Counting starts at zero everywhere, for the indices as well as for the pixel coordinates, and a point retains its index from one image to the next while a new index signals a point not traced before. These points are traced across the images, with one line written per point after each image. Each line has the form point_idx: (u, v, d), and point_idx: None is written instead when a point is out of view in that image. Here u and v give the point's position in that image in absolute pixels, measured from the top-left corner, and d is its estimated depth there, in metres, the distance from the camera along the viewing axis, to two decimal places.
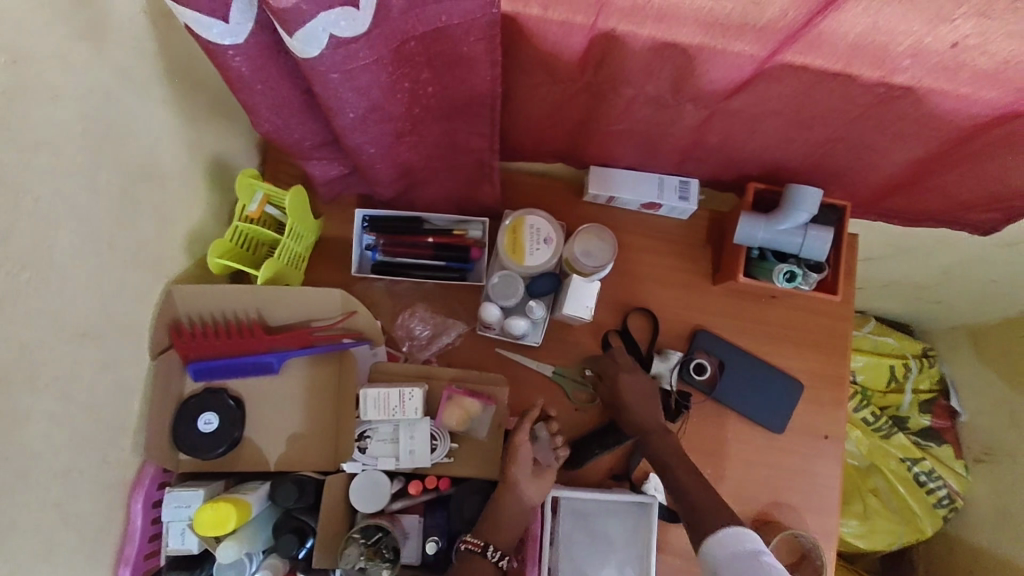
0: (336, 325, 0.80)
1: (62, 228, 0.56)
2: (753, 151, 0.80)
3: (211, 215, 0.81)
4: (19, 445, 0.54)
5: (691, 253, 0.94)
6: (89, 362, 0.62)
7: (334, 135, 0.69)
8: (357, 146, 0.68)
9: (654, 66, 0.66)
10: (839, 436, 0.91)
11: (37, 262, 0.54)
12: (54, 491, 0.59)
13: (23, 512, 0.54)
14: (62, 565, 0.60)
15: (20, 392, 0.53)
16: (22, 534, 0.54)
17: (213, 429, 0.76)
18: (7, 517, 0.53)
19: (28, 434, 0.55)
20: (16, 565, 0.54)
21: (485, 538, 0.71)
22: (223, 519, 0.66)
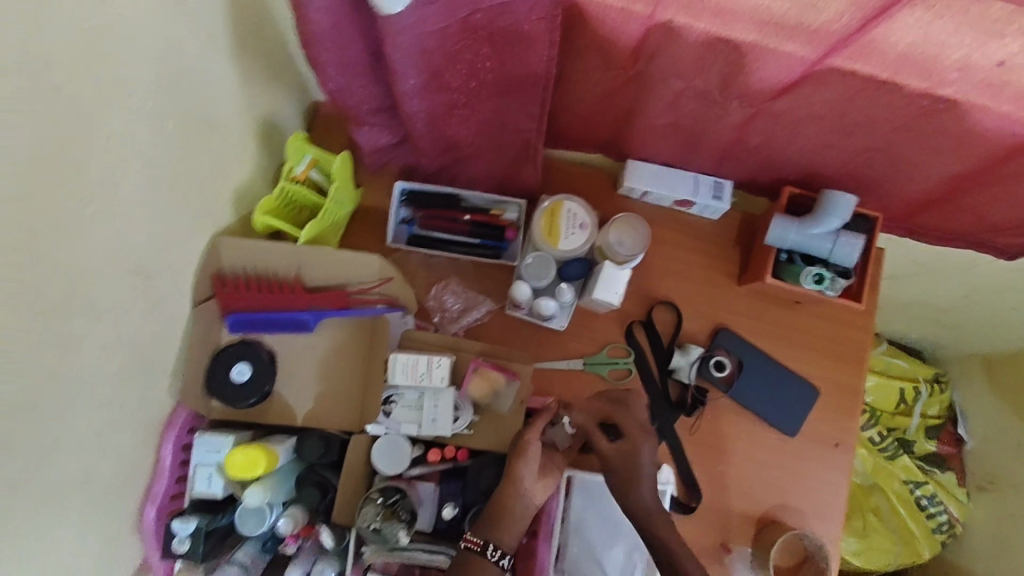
0: (372, 289, 0.81)
1: (132, 167, 0.59)
2: (791, 155, 0.82)
3: (259, 173, 0.83)
4: (74, 369, 0.56)
5: (718, 252, 0.96)
6: (137, 302, 0.64)
7: (392, 101, 0.72)
8: (414, 112, 0.70)
9: (705, 60, 0.67)
10: (851, 445, 0.92)
11: (109, 199, 0.57)
12: (93, 421, 0.61)
13: (67, 435, 0.57)
14: (92, 494, 0.62)
15: (82, 320, 0.56)
16: (61, 458, 0.56)
17: (246, 379, 0.77)
18: (52, 439, 0.55)
19: (82, 361, 0.57)
20: (52, 487, 0.56)
21: (486, 536, 0.67)
22: (252, 464, 0.67)
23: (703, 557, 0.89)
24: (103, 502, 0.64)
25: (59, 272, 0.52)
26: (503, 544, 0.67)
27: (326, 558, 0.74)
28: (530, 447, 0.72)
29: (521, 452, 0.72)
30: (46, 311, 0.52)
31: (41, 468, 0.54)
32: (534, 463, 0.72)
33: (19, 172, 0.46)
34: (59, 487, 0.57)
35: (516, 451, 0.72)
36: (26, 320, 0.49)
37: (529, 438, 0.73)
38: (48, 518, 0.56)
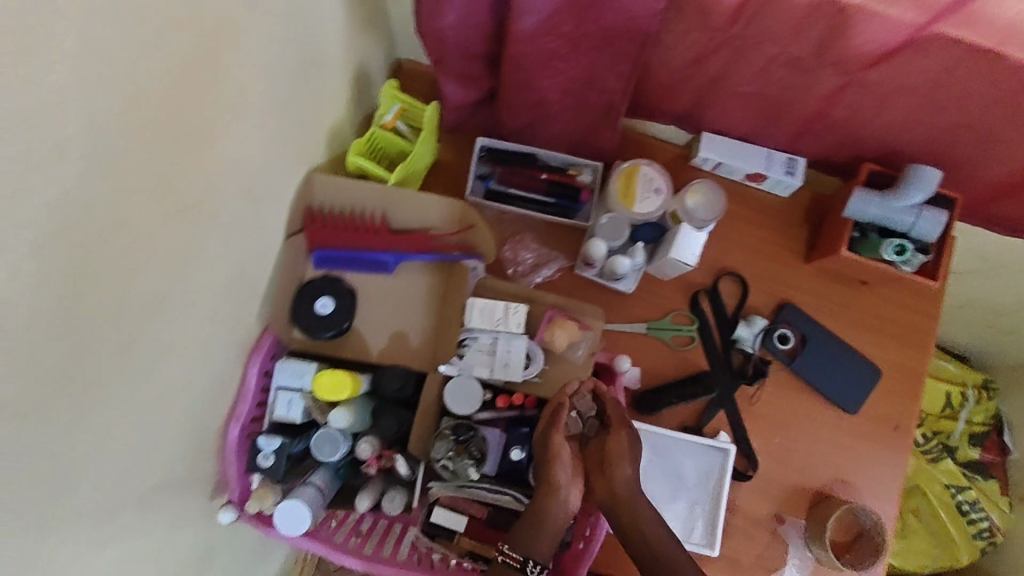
0: (452, 235, 0.83)
1: (254, 92, 0.61)
2: (875, 131, 0.82)
3: (348, 118, 0.85)
4: (187, 281, 0.59)
5: (787, 229, 0.96)
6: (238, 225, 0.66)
7: (500, 43, 0.74)
8: (518, 55, 0.72)
9: (803, 26, 0.68)
10: (910, 429, 0.92)
11: (233, 120, 0.59)
12: (193, 334, 0.63)
13: (173, 344, 0.59)
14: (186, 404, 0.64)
15: (197, 234, 0.58)
16: (165, 361, 0.59)
17: (328, 312, 0.80)
18: (160, 342, 0.57)
19: (193, 273, 0.59)
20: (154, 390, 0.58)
21: (521, 551, 0.66)
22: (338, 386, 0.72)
23: (758, 526, 0.90)
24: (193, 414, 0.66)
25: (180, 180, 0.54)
26: (537, 558, 0.66)
27: (395, 488, 0.78)
28: (561, 457, 0.72)
29: (552, 463, 0.71)
30: (173, 218, 0.54)
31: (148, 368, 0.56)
32: (565, 471, 0.71)
33: (164, 79, 0.48)
34: (161, 391, 0.60)
35: (547, 462, 0.71)
36: (154, 224, 0.52)
37: (556, 446, 0.72)
38: (149, 419, 0.58)
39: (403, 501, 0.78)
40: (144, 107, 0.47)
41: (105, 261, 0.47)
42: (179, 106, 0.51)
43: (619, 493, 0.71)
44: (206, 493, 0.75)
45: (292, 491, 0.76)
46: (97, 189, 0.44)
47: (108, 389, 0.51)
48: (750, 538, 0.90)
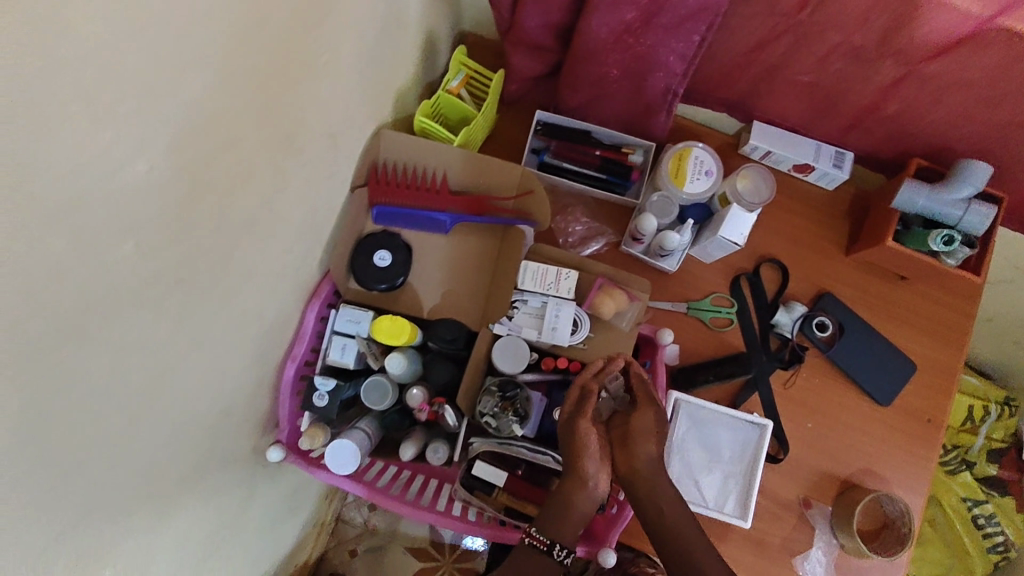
0: (509, 200, 0.86)
1: (346, 41, 0.62)
2: (928, 127, 0.83)
3: (413, 83, 0.88)
4: (267, 218, 0.60)
5: (830, 221, 0.98)
6: (317, 173, 0.68)
7: (579, 13, 0.75)
8: (596, 25, 0.73)
9: (871, 14, 0.68)
10: (942, 424, 0.93)
11: (327, 66, 0.61)
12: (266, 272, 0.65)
13: (249, 278, 0.61)
14: (248, 339, 0.66)
15: (282, 175, 0.60)
16: (241, 292, 0.61)
17: (385, 265, 0.83)
18: (241, 271, 0.60)
19: (275, 212, 0.61)
20: (227, 318, 0.60)
21: (549, 535, 0.70)
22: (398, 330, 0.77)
23: (784, 509, 0.92)
24: (253, 351, 0.69)
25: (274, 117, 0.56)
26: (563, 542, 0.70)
27: (438, 440, 0.81)
28: (590, 445, 0.73)
29: (582, 451, 0.72)
30: (266, 152, 0.56)
31: (227, 293, 0.58)
32: (594, 458, 0.73)
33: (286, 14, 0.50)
34: (234, 323, 0.62)
35: (577, 450, 0.72)
36: (252, 154, 0.54)
37: (585, 433, 0.73)
38: (219, 346, 0.61)
39: (446, 453, 0.80)
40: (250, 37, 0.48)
41: (211, 183, 0.49)
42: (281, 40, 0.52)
43: (641, 469, 0.74)
44: (256, 429, 0.77)
45: (341, 433, 0.79)
46: (208, 109, 0.46)
47: (195, 309, 0.54)
48: (777, 520, 0.91)
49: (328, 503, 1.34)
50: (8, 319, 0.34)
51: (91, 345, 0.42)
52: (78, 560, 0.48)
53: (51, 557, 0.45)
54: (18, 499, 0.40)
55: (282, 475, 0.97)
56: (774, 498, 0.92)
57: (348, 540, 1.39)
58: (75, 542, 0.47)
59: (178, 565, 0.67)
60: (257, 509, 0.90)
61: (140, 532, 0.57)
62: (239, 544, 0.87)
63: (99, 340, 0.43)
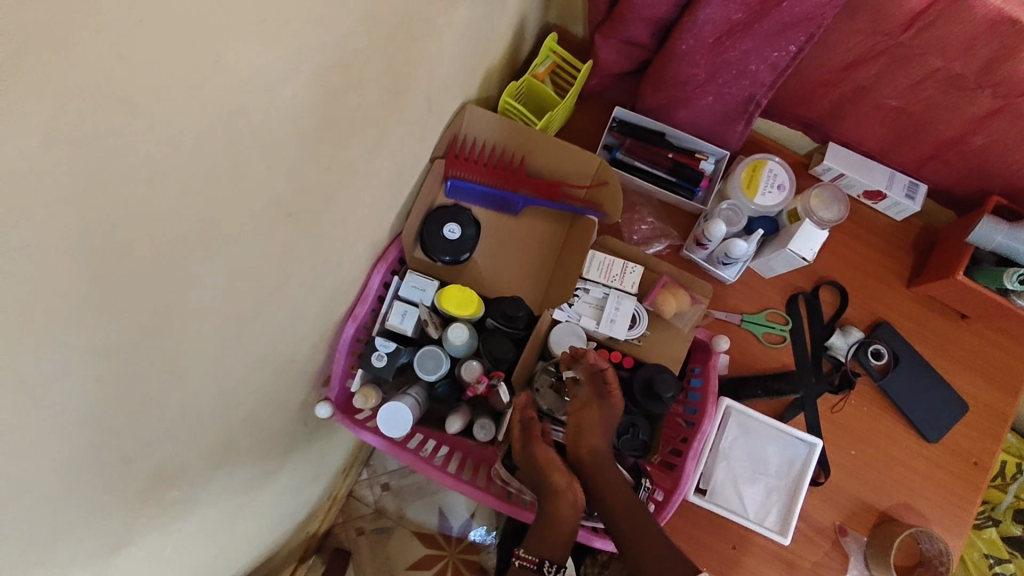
0: (580, 190, 0.87)
1: (458, 7, 0.63)
2: (1013, 165, 0.82)
3: (501, 65, 0.89)
4: (360, 170, 0.61)
5: (895, 251, 0.97)
6: (408, 135, 0.69)
7: (684, 9, 0.75)
8: (702, 20, 0.73)
9: (977, 41, 0.67)
10: (988, 468, 0.92)
11: (438, 30, 0.61)
12: (350, 226, 0.66)
13: (335, 228, 0.62)
14: (322, 289, 0.67)
15: (381, 130, 0.61)
16: (328, 239, 0.62)
17: (454, 238, 0.84)
18: (331, 219, 0.60)
19: (369, 166, 0.62)
20: (311, 263, 0.61)
21: (540, 553, 0.64)
22: (466, 301, 0.79)
23: (818, 533, 0.90)
24: (323, 303, 0.69)
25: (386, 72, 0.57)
26: (553, 558, 0.64)
27: (485, 417, 0.81)
28: (553, 459, 0.71)
29: (548, 466, 0.71)
30: (373, 104, 0.56)
31: (316, 238, 0.59)
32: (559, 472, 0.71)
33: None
34: (315, 272, 0.63)
35: (543, 468, 0.71)
36: (363, 102, 0.54)
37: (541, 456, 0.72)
38: (299, 289, 0.61)
39: (492, 431, 0.80)
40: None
41: (328, 124, 0.50)
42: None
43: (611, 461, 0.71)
44: (308, 383, 0.78)
45: (392, 397, 0.79)
46: (342, 50, 0.46)
47: (290, 246, 0.54)
48: (810, 543, 0.90)
49: (343, 477, 1.33)
50: (149, 218, 0.36)
51: (206, 261, 0.43)
52: (152, 474, 0.49)
53: (132, 463, 0.46)
54: (119, 398, 0.41)
55: (319, 436, 0.97)
56: (809, 520, 0.91)
57: (356, 518, 1.38)
58: (153, 454, 0.48)
59: (222, 501, 0.68)
60: (293, 465, 0.91)
61: (202, 460, 0.58)
62: (271, 496, 0.88)
63: (213, 259, 0.44)
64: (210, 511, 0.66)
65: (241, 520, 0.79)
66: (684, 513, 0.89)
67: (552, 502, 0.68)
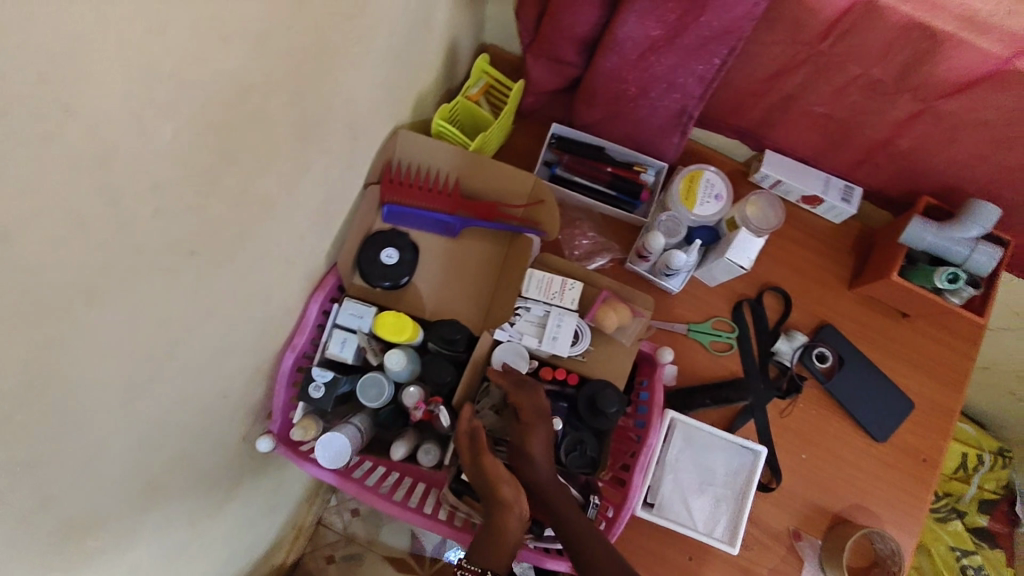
0: (517, 208, 0.87)
1: (375, 33, 0.63)
2: (938, 166, 0.83)
3: (435, 87, 0.89)
4: (278, 203, 0.60)
5: (835, 254, 0.98)
6: (332, 164, 0.68)
7: (605, 27, 0.76)
8: (622, 37, 0.74)
9: (892, 48, 0.69)
10: (937, 465, 0.93)
11: (352, 59, 0.61)
12: (274, 258, 0.65)
13: (257, 260, 0.61)
14: (249, 324, 0.66)
15: (298, 160, 0.60)
16: (248, 274, 0.61)
17: (392, 263, 0.83)
18: (250, 254, 0.59)
19: (290, 196, 0.62)
20: (230, 298, 0.59)
21: (484, 563, 0.63)
22: (399, 328, 0.78)
23: (774, 539, 0.91)
24: (253, 336, 0.68)
25: (304, 106, 0.57)
26: (496, 569, 0.63)
27: (430, 442, 0.80)
28: (501, 472, 0.69)
29: (496, 479, 0.69)
30: (283, 138, 0.55)
31: (234, 273, 0.58)
32: (507, 482, 0.68)
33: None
34: (239, 306, 0.62)
35: (491, 482, 0.68)
36: (270, 137, 0.53)
37: (491, 466, 0.70)
38: (221, 327, 0.60)
39: (438, 455, 0.80)
40: (285, 22, 0.48)
41: (231, 157, 0.49)
42: (317, 28, 0.52)
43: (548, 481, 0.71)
44: (248, 416, 0.77)
45: (334, 427, 0.78)
46: (235, 89, 0.46)
47: (202, 285, 0.53)
48: (766, 550, 0.90)
49: (308, 506, 1.31)
50: (16, 274, 0.34)
51: (97, 310, 0.42)
52: (64, 524, 0.48)
53: (35, 522, 0.44)
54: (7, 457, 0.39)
55: (271, 466, 0.96)
56: (764, 526, 0.91)
57: (325, 546, 1.35)
58: (62, 504, 0.47)
59: (159, 546, 0.66)
60: (243, 498, 0.89)
61: (123, 508, 0.56)
62: (221, 532, 0.86)
63: (105, 306, 0.43)
64: (144, 558, 0.64)
65: (187, 561, 0.77)
66: (641, 526, 0.88)
67: (499, 512, 0.66)
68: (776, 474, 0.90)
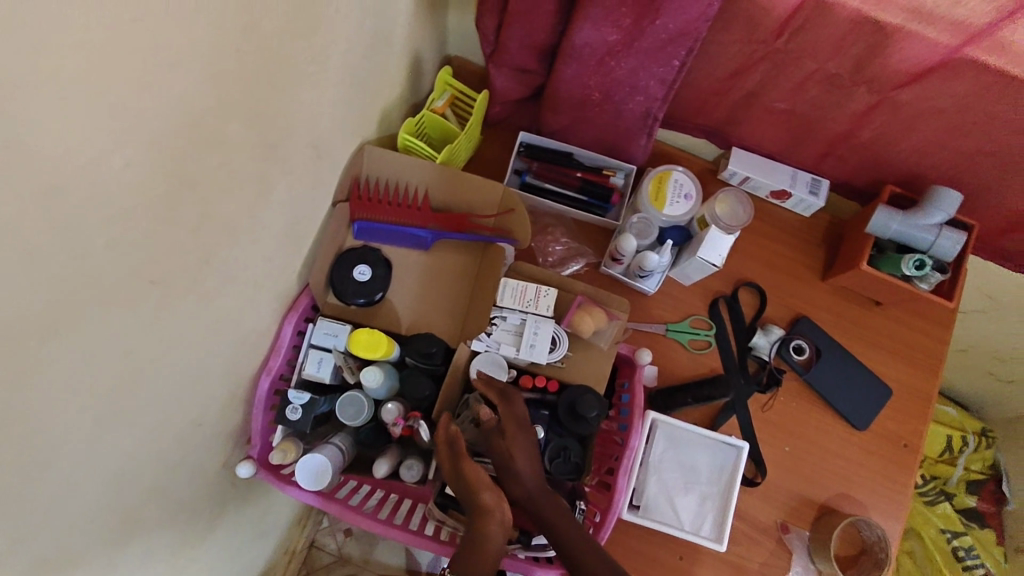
0: (488, 218, 0.88)
1: (331, 53, 0.63)
2: (899, 155, 0.84)
3: (401, 102, 0.89)
4: (242, 227, 0.60)
5: (806, 246, 0.99)
6: (296, 184, 0.68)
7: (563, 35, 0.76)
8: (580, 43, 0.74)
9: (845, 42, 0.70)
10: (918, 449, 0.94)
11: (309, 78, 0.60)
12: (242, 282, 0.64)
13: (224, 285, 0.61)
14: (220, 350, 0.65)
15: (259, 182, 0.59)
16: (215, 300, 0.60)
17: (365, 280, 0.83)
18: (216, 279, 0.59)
19: (254, 219, 0.61)
20: (197, 326, 0.59)
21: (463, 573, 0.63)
22: (373, 345, 0.78)
23: (763, 533, 0.91)
24: (225, 362, 0.67)
25: (261, 128, 0.56)
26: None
27: (413, 458, 0.79)
28: (482, 478, 0.69)
29: (476, 486, 0.69)
30: (242, 160, 0.55)
31: (199, 299, 0.57)
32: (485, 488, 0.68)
33: (270, 17, 0.50)
34: (207, 333, 0.61)
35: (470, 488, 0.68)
36: (227, 161, 0.53)
37: (471, 472, 0.70)
38: (189, 355, 0.59)
39: (420, 470, 0.79)
40: (235, 46, 0.48)
41: (187, 183, 0.49)
42: (269, 50, 0.52)
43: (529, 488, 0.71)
44: (226, 443, 0.76)
45: (315, 448, 0.77)
46: (186, 115, 0.45)
47: (166, 314, 0.53)
48: (755, 545, 0.91)
49: (299, 529, 1.29)
50: None
51: (52, 347, 0.41)
52: (32, 566, 0.47)
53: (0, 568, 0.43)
54: None
55: (256, 492, 0.94)
56: (753, 520, 0.91)
57: (319, 569, 1.33)
58: (29, 546, 0.46)
59: None
60: (228, 526, 0.88)
61: (96, 546, 0.55)
62: (207, 562, 0.85)
63: (61, 343, 0.42)
64: None
65: None
66: (630, 530, 0.88)
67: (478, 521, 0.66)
68: (760, 468, 0.91)
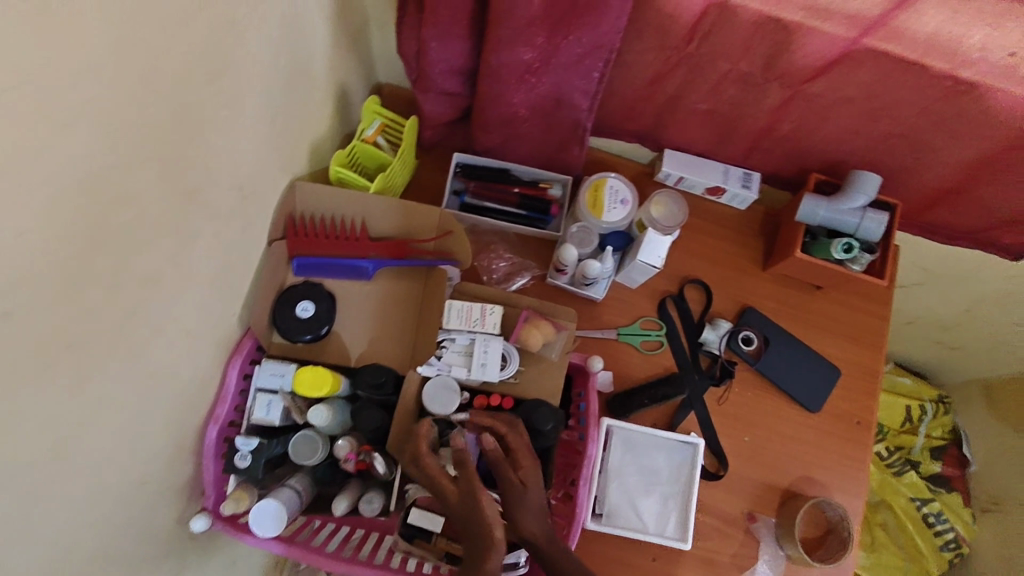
0: (428, 241, 0.88)
1: (244, 95, 0.62)
2: (820, 144, 0.87)
3: (330, 133, 0.89)
4: (165, 278, 0.59)
5: (745, 238, 1.02)
6: (223, 229, 0.67)
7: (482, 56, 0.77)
8: (499, 63, 0.75)
9: (752, 42, 0.72)
10: (870, 425, 0.96)
11: (222, 123, 0.60)
12: (175, 333, 0.63)
13: (154, 340, 0.60)
14: (158, 405, 0.64)
15: (180, 231, 0.59)
16: (147, 355, 0.59)
17: (308, 316, 0.83)
18: (144, 334, 0.58)
19: (179, 269, 0.60)
20: (130, 384, 0.58)
21: None
22: (317, 382, 0.77)
23: (731, 525, 0.92)
24: (166, 416, 0.66)
25: (175, 177, 0.55)
26: None
27: (373, 491, 0.79)
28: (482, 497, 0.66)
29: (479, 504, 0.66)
30: (156, 213, 0.54)
31: (128, 356, 0.56)
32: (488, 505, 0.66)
33: (168, 69, 0.50)
34: (141, 390, 0.60)
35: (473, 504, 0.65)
36: (140, 215, 0.52)
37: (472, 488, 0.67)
38: (124, 413, 0.58)
39: (381, 503, 0.78)
40: (133, 101, 0.47)
41: (98, 242, 0.48)
42: (171, 100, 0.51)
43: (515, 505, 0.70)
44: (179, 497, 0.74)
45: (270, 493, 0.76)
46: (86, 175, 0.44)
47: (90, 375, 0.51)
48: (725, 537, 0.92)
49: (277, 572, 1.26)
50: None
51: None
52: None
53: None
54: None
55: (221, 541, 0.92)
56: (720, 513, 0.92)
57: None
58: None
59: None
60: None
61: None
62: None
63: None
64: None
65: None
66: (601, 537, 0.89)
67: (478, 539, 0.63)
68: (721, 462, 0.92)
